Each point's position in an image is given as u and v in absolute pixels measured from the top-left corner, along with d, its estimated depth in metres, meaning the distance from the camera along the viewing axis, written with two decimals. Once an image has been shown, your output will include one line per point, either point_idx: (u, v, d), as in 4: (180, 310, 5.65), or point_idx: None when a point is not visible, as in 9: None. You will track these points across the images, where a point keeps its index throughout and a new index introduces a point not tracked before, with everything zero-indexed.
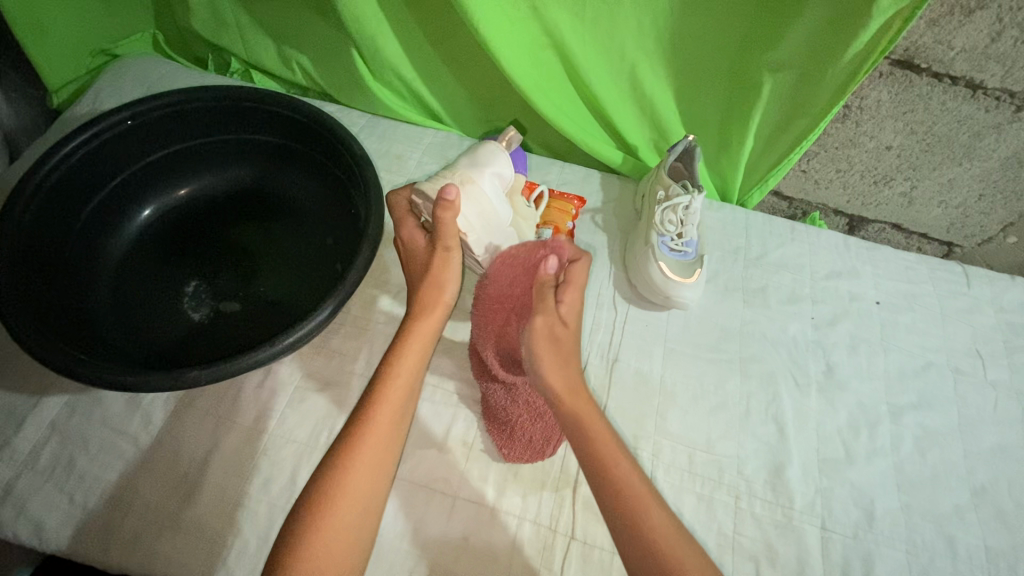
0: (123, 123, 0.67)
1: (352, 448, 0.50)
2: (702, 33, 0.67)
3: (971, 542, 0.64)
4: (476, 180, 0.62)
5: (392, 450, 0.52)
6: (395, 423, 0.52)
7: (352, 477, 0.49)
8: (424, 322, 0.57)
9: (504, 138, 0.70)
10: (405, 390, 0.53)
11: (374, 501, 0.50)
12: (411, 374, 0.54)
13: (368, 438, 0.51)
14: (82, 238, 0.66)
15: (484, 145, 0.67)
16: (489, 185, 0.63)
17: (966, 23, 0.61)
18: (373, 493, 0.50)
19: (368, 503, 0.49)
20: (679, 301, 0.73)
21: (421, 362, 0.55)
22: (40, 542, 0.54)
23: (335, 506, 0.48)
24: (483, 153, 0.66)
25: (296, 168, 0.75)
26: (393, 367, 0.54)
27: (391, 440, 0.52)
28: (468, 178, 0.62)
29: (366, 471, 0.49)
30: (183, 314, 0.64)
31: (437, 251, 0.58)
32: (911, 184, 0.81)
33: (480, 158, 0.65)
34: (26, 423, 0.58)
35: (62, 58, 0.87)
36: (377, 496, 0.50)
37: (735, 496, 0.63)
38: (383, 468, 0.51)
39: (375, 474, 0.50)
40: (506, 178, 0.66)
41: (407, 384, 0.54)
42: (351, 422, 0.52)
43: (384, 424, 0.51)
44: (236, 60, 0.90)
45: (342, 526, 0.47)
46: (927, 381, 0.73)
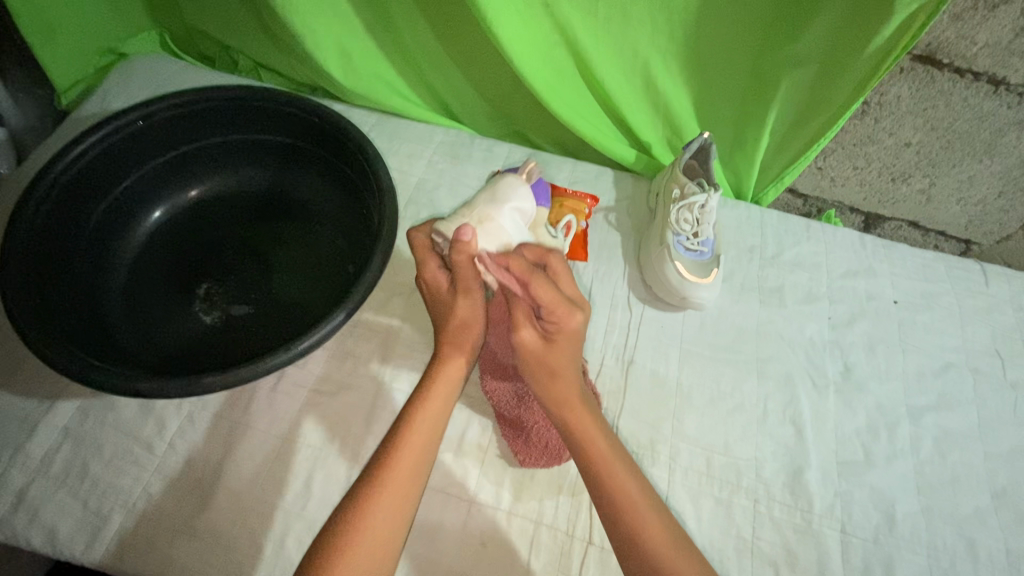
0: (133, 125, 0.66)
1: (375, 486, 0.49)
2: (717, 30, 0.66)
3: (993, 545, 0.63)
4: (495, 217, 0.59)
5: (416, 489, 0.50)
6: (419, 461, 0.51)
7: (374, 516, 0.48)
8: (450, 363, 0.56)
9: (523, 171, 0.66)
10: (433, 427, 0.52)
11: (395, 541, 0.48)
12: (436, 416, 0.53)
13: (390, 476, 0.49)
14: (92, 241, 0.65)
15: (503, 179, 0.64)
16: (508, 222, 0.59)
17: (990, 18, 0.60)
18: (395, 531, 0.48)
19: (389, 541, 0.48)
20: (695, 302, 0.72)
21: (445, 404, 0.54)
22: (54, 549, 0.54)
23: (356, 546, 0.46)
24: (502, 188, 0.62)
25: (307, 169, 0.74)
26: (418, 405, 0.53)
27: (415, 479, 0.50)
28: (486, 217, 0.58)
29: (391, 501, 0.49)
30: (194, 318, 0.64)
31: (458, 292, 0.56)
32: (929, 181, 0.80)
33: (497, 194, 0.61)
34: (39, 428, 0.58)
35: (69, 56, 0.86)
36: (399, 535, 0.48)
37: (754, 500, 0.63)
38: (408, 501, 0.49)
39: (396, 512, 0.48)
40: (528, 213, 0.62)
41: (432, 424, 0.53)
42: (375, 460, 0.51)
43: (410, 457, 0.51)
44: (245, 58, 0.90)
45: (364, 562, 0.46)
46: (946, 382, 0.72)
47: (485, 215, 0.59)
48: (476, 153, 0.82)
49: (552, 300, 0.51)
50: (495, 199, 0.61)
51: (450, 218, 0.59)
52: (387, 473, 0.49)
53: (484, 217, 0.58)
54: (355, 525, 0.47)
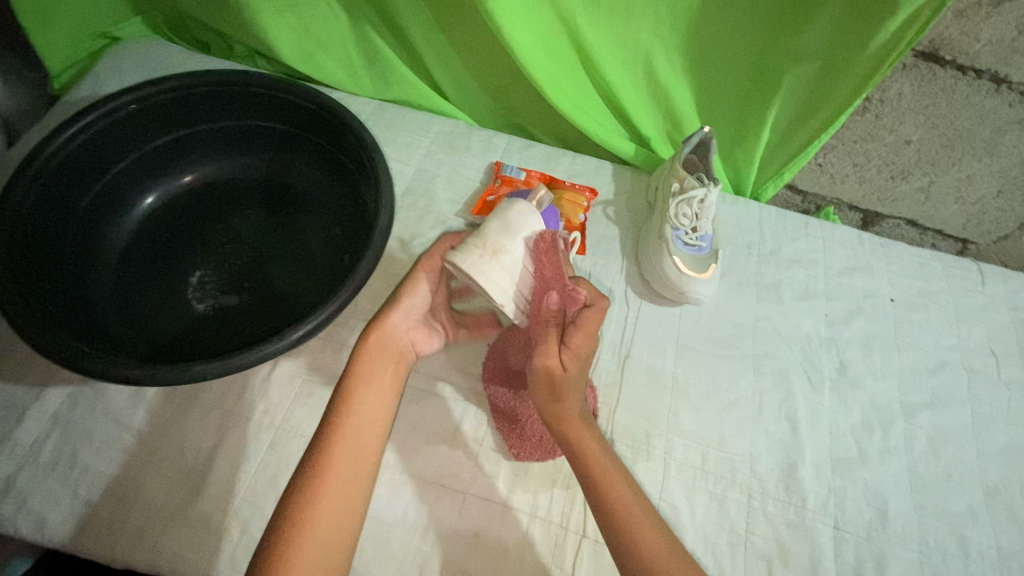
0: (125, 109, 0.65)
1: (323, 460, 0.50)
2: (720, 22, 0.65)
3: (984, 542, 0.63)
4: (507, 248, 0.57)
5: (368, 461, 0.52)
6: (365, 435, 0.53)
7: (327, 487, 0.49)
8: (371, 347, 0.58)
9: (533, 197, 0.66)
10: (365, 401, 0.55)
11: (354, 508, 0.50)
12: (371, 392, 0.56)
13: (336, 447, 0.51)
14: (83, 226, 0.64)
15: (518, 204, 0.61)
16: (524, 256, 0.58)
17: (994, 15, 0.60)
18: (352, 491, 0.50)
19: (344, 505, 0.49)
20: (693, 297, 0.71)
21: (375, 378, 0.57)
22: (42, 537, 0.53)
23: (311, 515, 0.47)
24: (514, 217, 0.59)
25: (302, 157, 0.73)
26: (346, 381, 0.55)
27: (365, 450, 0.52)
28: (498, 249, 0.57)
29: (340, 472, 0.50)
30: (187, 306, 0.63)
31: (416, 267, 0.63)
32: (928, 180, 0.80)
33: (512, 220, 0.59)
34: (27, 415, 0.57)
35: (63, 41, 0.85)
36: (356, 502, 0.50)
37: (748, 495, 0.63)
38: (357, 468, 0.51)
39: (349, 480, 0.50)
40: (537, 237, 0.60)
41: (364, 395, 0.55)
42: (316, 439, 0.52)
43: (347, 430, 0.52)
44: (240, 44, 0.88)
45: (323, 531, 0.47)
46: (941, 380, 0.72)
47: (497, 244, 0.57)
48: (475, 145, 0.82)
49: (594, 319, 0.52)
50: (507, 228, 0.59)
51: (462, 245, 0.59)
52: (332, 446, 0.51)
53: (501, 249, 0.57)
54: (307, 495, 0.48)
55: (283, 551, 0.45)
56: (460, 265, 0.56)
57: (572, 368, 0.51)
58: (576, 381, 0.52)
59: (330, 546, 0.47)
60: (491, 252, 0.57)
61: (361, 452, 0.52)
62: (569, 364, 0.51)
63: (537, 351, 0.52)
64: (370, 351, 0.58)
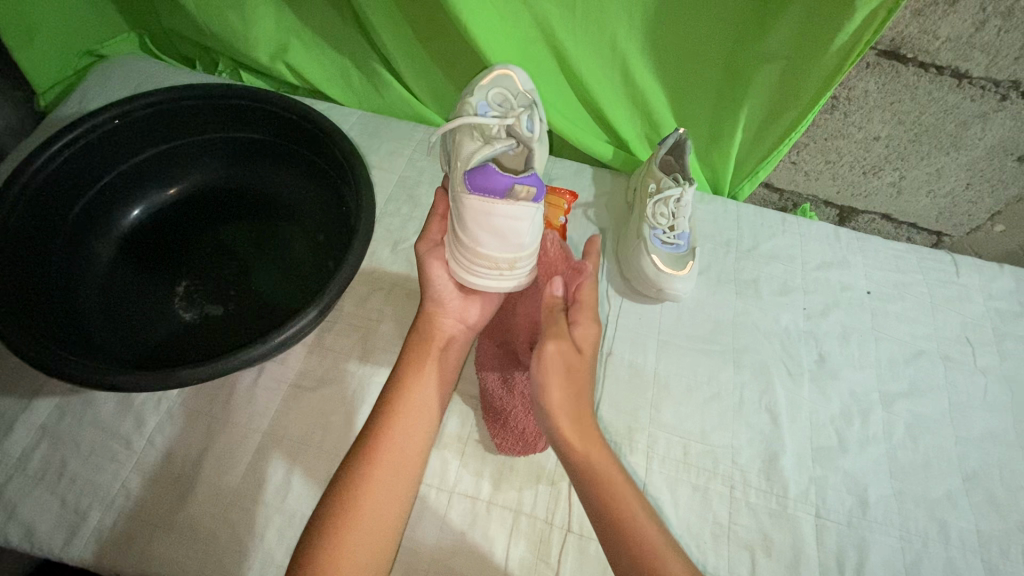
0: (108, 124, 0.66)
1: (375, 445, 0.51)
2: (687, 26, 0.67)
3: (963, 527, 0.64)
4: (518, 258, 0.54)
5: (416, 453, 0.53)
6: (416, 424, 0.54)
7: (378, 474, 0.50)
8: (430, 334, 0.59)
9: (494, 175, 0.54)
10: (423, 383, 0.55)
11: (404, 495, 0.51)
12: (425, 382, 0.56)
13: (386, 435, 0.52)
14: (70, 239, 0.65)
15: (487, 203, 0.51)
16: (530, 238, 0.54)
17: (951, 13, 0.61)
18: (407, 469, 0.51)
19: (400, 481, 0.50)
20: (671, 294, 0.73)
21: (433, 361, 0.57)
22: (32, 546, 0.54)
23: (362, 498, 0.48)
24: (503, 228, 0.52)
25: (286, 167, 0.74)
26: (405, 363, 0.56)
27: (416, 435, 0.53)
28: (513, 262, 0.54)
29: (396, 449, 0.51)
30: (173, 315, 0.64)
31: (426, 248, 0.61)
32: (899, 174, 0.82)
33: (497, 226, 0.52)
34: (16, 426, 0.58)
35: (48, 58, 0.86)
36: (407, 488, 0.51)
37: (730, 486, 0.64)
38: (413, 449, 0.52)
39: (406, 459, 0.51)
40: (530, 216, 0.52)
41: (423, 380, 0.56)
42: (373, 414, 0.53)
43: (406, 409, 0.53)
44: (224, 60, 0.90)
45: (377, 504, 0.49)
46: (918, 368, 0.74)
47: (503, 258, 0.54)
48: None
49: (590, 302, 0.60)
50: (500, 238, 0.52)
51: (466, 259, 0.55)
52: (385, 434, 0.51)
53: (510, 258, 0.54)
54: (359, 479, 0.49)
55: (334, 534, 0.46)
56: (481, 289, 0.56)
57: (584, 352, 0.57)
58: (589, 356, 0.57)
59: (380, 531, 0.48)
60: (498, 265, 0.54)
61: (411, 442, 0.53)
62: (583, 347, 0.57)
63: (551, 334, 0.56)
64: (422, 341, 0.58)
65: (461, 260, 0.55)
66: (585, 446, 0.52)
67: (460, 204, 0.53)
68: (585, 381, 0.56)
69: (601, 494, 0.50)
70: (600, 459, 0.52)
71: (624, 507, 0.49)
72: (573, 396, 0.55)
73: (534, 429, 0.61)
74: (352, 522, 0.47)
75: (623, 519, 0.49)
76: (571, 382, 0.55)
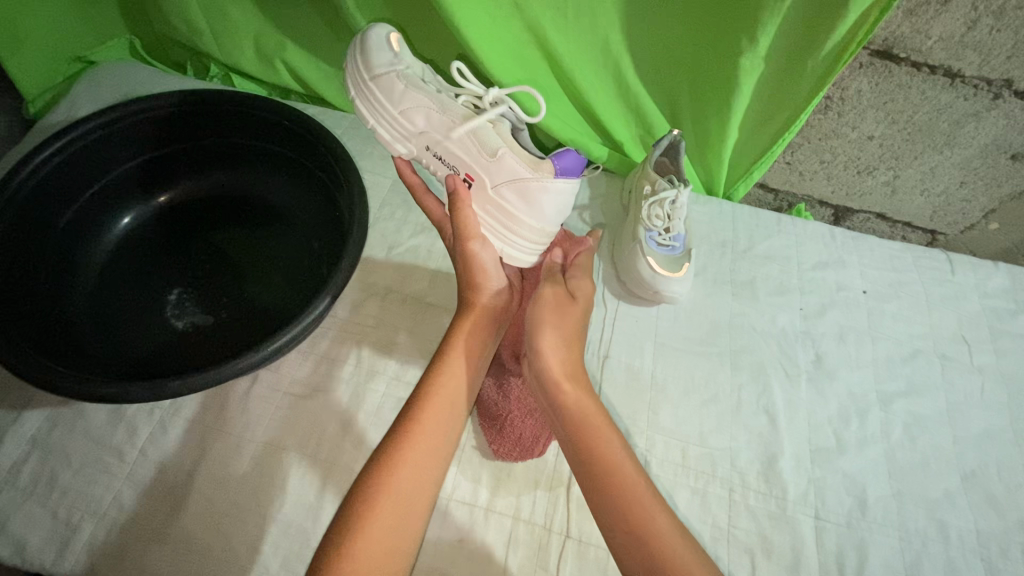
0: (98, 131, 0.65)
1: (414, 421, 0.51)
2: (680, 28, 0.67)
3: (962, 526, 0.64)
4: None
5: (453, 435, 0.53)
6: (459, 403, 0.55)
7: (414, 452, 0.50)
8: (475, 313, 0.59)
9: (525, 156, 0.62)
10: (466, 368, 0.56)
11: (436, 474, 0.51)
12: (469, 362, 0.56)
13: (427, 412, 0.52)
14: (60, 247, 0.65)
15: (567, 181, 0.63)
16: None
17: (943, 12, 0.61)
18: (440, 453, 0.51)
19: (432, 466, 0.50)
20: (667, 296, 0.72)
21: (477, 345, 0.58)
22: (23, 560, 0.53)
23: (396, 474, 0.48)
24: None
25: (278, 173, 0.74)
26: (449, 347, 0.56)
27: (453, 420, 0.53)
28: None
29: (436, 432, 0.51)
30: (165, 324, 0.63)
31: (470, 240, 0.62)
32: (893, 173, 0.82)
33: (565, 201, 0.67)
34: (6, 438, 0.57)
35: (36, 65, 0.85)
36: (440, 466, 0.51)
37: (729, 489, 0.64)
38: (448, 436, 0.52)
39: (442, 442, 0.52)
40: None
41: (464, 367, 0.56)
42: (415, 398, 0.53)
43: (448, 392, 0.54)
44: (215, 64, 0.88)
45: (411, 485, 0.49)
46: (915, 368, 0.74)
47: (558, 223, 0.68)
48: None
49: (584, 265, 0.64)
50: (565, 210, 0.66)
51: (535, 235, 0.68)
52: (420, 423, 0.51)
53: None
54: (394, 454, 0.49)
55: (367, 507, 0.46)
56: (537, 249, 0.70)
57: (577, 301, 0.60)
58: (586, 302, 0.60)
59: (410, 509, 0.48)
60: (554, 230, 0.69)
61: (452, 422, 0.53)
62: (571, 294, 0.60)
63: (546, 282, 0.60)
64: (469, 315, 0.59)
65: (530, 237, 0.66)
66: (578, 389, 0.53)
67: (540, 188, 0.63)
68: (571, 330, 0.57)
69: (592, 447, 0.50)
70: (588, 401, 0.53)
71: (603, 433, 0.51)
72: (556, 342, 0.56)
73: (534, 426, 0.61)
74: (384, 496, 0.47)
75: (607, 453, 0.50)
76: (562, 324, 0.57)
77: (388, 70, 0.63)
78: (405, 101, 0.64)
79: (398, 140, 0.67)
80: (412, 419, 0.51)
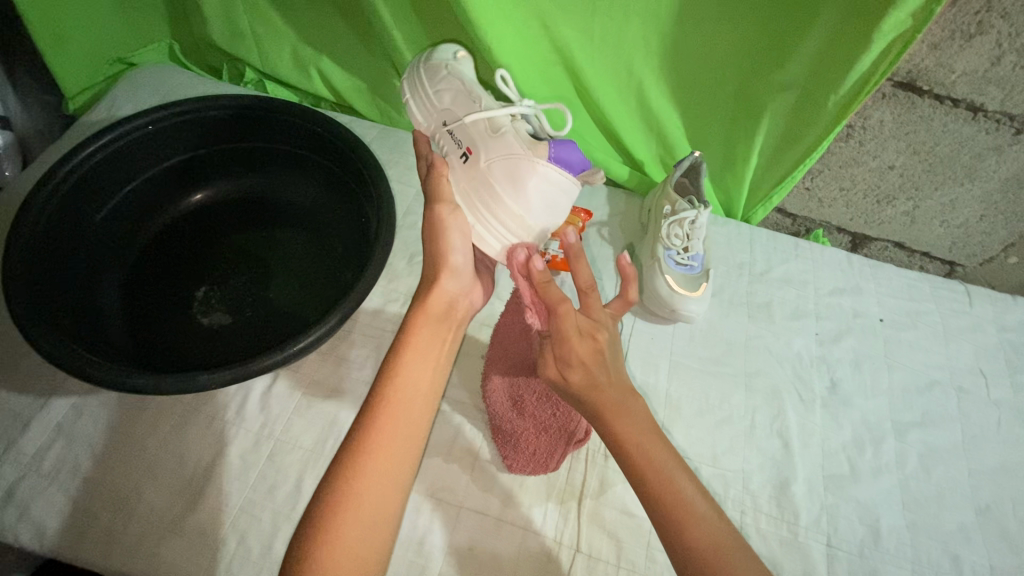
0: (140, 130, 0.68)
1: (372, 433, 0.49)
2: (704, 54, 0.69)
3: (976, 561, 0.63)
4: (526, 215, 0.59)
5: (413, 437, 0.50)
6: (412, 400, 0.51)
7: (376, 458, 0.48)
8: (433, 307, 0.56)
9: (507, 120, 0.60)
10: (414, 376, 0.52)
11: (401, 476, 0.49)
12: (427, 358, 0.53)
13: (385, 416, 0.50)
14: (95, 242, 0.67)
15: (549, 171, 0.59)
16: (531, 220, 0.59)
17: (967, 47, 0.62)
18: (401, 457, 0.49)
19: (396, 472, 0.48)
20: (685, 315, 0.73)
21: (425, 350, 0.54)
22: (42, 545, 0.54)
23: (357, 487, 0.46)
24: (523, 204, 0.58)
25: (307, 179, 0.76)
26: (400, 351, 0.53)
27: (410, 424, 0.50)
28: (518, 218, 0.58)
29: (391, 437, 0.49)
30: (192, 319, 0.65)
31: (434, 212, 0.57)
32: (913, 204, 0.82)
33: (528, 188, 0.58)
34: (33, 424, 0.59)
35: (79, 65, 0.89)
36: (405, 473, 0.49)
37: (740, 511, 0.63)
38: (408, 439, 0.50)
39: (395, 450, 0.49)
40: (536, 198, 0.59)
41: (415, 377, 0.52)
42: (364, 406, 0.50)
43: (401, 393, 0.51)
44: (250, 70, 0.91)
45: (374, 492, 0.47)
46: (931, 399, 0.73)
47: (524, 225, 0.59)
48: None
49: (585, 355, 0.48)
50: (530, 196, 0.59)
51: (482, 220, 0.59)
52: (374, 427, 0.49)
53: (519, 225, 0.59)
54: (360, 450, 0.48)
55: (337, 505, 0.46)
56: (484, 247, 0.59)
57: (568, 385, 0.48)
58: (590, 385, 0.48)
59: (375, 519, 0.46)
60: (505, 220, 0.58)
61: (414, 420, 0.51)
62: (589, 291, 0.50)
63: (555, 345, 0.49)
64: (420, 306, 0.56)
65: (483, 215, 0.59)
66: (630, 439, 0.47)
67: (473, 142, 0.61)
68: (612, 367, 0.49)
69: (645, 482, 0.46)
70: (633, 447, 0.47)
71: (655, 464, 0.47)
72: (580, 364, 0.48)
73: (551, 440, 0.62)
74: (347, 510, 0.46)
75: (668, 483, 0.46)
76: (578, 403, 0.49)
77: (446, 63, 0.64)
78: (444, 84, 0.64)
79: (425, 116, 0.65)
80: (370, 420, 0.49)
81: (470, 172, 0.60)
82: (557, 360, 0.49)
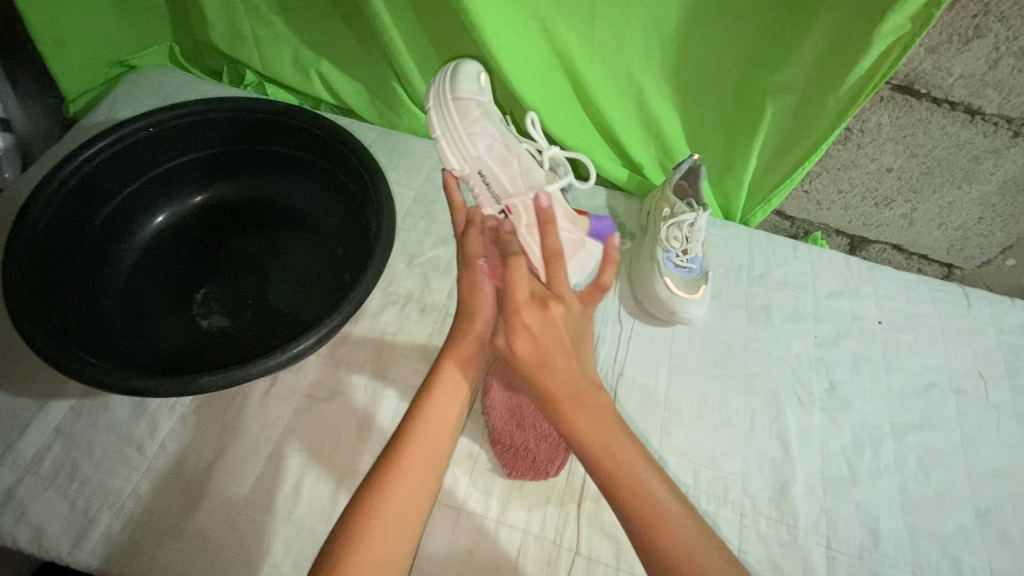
0: (142, 133, 0.68)
1: (393, 470, 0.49)
2: (704, 57, 0.69)
3: (976, 563, 0.63)
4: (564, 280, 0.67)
5: (433, 472, 0.51)
6: (436, 441, 0.53)
7: (396, 493, 0.48)
8: (460, 349, 0.58)
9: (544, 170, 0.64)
10: (439, 417, 0.53)
11: (418, 511, 0.49)
12: (449, 401, 0.55)
13: (407, 452, 0.51)
14: (96, 244, 0.67)
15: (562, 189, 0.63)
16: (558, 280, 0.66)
17: (965, 51, 0.63)
18: (421, 494, 0.50)
19: (413, 509, 0.49)
20: (684, 317, 0.73)
21: (450, 395, 0.55)
22: (40, 548, 0.54)
23: (383, 512, 0.47)
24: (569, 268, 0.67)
25: (307, 182, 0.76)
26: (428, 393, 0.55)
27: (431, 461, 0.51)
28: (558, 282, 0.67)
29: (413, 473, 0.50)
30: (192, 322, 0.65)
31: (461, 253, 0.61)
32: (911, 207, 0.82)
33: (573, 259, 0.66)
34: (31, 427, 0.58)
35: (80, 68, 0.89)
36: (424, 501, 0.50)
37: (740, 513, 0.63)
38: (428, 477, 0.50)
39: (417, 487, 0.49)
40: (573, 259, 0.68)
41: (439, 420, 0.54)
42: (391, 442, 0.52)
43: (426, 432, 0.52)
44: (251, 72, 0.91)
45: (390, 527, 0.47)
46: (930, 401, 0.74)
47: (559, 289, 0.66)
48: None
49: (536, 334, 0.50)
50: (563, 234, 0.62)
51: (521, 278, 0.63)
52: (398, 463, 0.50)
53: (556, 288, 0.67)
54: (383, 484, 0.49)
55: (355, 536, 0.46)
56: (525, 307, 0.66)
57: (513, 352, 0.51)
58: (537, 358, 0.50)
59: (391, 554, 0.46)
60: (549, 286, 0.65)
61: (435, 459, 0.52)
62: (559, 291, 0.54)
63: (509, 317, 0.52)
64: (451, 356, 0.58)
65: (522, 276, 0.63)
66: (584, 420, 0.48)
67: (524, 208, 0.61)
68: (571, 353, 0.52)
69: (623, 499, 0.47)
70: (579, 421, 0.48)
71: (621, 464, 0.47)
72: (529, 339, 0.51)
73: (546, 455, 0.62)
74: (363, 546, 0.45)
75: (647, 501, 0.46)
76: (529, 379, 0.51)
77: (474, 100, 0.62)
78: (475, 126, 0.61)
79: (456, 159, 0.62)
80: (395, 456, 0.50)
81: (507, 230, 0.62)
82: (506, 329, 0.52)
